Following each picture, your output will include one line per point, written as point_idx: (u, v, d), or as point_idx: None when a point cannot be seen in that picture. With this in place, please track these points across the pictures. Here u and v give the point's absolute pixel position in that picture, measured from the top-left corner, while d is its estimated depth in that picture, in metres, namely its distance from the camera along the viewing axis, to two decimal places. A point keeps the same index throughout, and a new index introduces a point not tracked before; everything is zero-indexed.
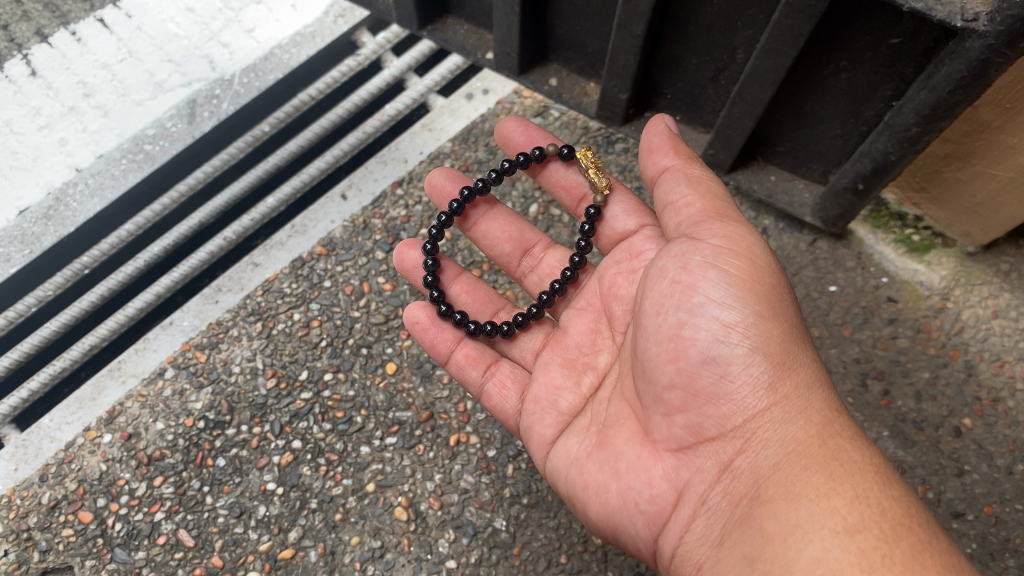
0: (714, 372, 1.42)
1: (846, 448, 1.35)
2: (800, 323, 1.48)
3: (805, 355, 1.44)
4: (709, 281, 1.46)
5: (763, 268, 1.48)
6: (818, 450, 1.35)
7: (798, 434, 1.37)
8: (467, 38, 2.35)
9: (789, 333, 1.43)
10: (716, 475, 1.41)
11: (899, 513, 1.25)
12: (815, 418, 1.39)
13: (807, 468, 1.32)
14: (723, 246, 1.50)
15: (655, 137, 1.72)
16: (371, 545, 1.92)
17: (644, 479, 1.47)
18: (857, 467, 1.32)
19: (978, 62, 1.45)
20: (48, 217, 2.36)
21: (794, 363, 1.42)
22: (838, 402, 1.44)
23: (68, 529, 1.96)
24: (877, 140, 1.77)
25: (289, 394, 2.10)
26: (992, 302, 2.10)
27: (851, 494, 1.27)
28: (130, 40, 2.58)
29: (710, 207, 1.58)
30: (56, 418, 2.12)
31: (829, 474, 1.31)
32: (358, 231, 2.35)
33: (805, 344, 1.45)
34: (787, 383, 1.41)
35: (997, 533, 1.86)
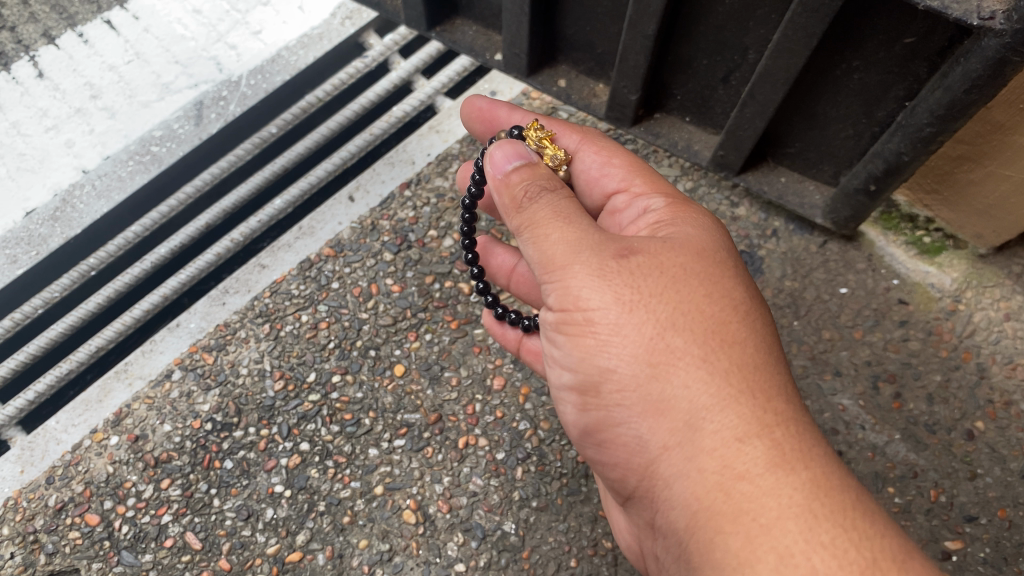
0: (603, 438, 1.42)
1: (755, 495, 1.19)
2: (673, 343, 1.32)
3: (673, 391, 1.30)
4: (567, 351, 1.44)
5: (607, 307, 1.35)
6: (721, 506, 1.21)
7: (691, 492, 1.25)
8: (475, 39, 2.35)
9: (665, 368, 1.32)
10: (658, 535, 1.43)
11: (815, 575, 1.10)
12: (706, 466, 1.25)
13: (720, 530, 1.19)
14: (576, 296, 1.38)
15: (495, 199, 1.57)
16: (379, 548, 1.91)
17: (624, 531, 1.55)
18: (775, 517, 1.16)
19: (994, 61, 1.44)
20: (55, 218, 2.36)
21: (667, 409, 1.31)
22: (747, 415, 1.27)
23: (74, 532, 1.95)
24: (890, 140, 1.76)
25: (297, 396, 2.09)
26: (1005, 304, 2.08)
27: (772, 557, 1.13)
28: (137, 42, 2.58)
29: (541, 258, 1.45)
30: (62, 420, 2.11)
31: (742, 539, 1.16)
32: (366, 233, 2.34)
33: (675, 373, 1.31)
34: (664, 434, 1.31)
35: (1011, 537, 1.84)
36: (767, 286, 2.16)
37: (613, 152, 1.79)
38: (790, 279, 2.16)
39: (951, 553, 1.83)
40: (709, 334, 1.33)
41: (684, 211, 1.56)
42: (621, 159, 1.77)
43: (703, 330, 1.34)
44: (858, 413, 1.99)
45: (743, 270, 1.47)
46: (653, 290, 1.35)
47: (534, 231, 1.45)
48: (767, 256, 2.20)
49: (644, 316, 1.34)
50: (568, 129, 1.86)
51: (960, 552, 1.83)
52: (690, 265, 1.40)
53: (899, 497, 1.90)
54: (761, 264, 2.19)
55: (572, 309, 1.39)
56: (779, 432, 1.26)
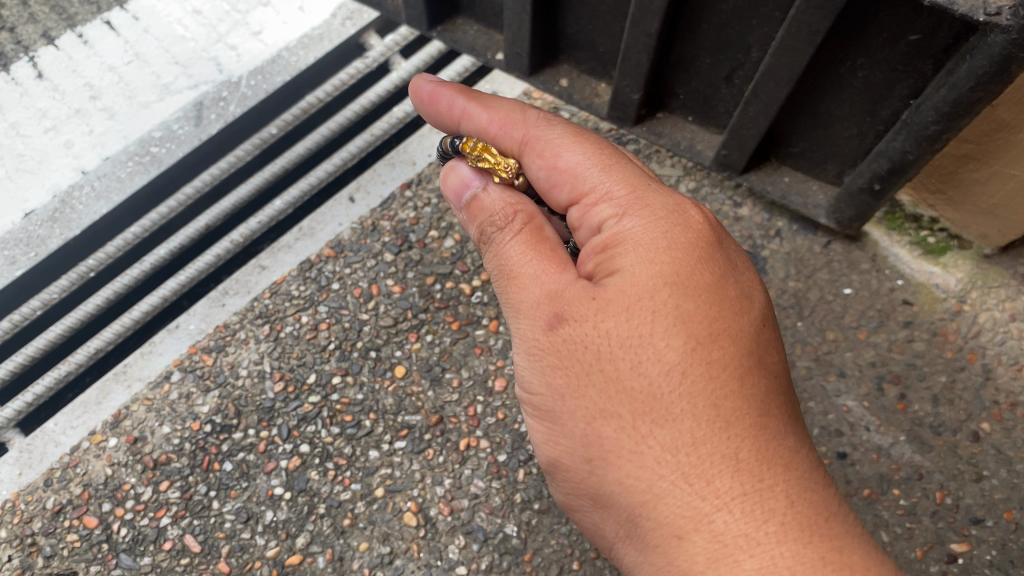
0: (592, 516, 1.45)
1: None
2: (605, 432, 1.28)
3: (609, 484, 1.29)
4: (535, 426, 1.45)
5: (545, 395, 1.37)
6: None
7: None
8: (476, 39, 2.33)
9: (600, 461, 1.29)
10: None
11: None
12: (656, 558, 1.25)
13: None
14: (531, 385, 1.39)
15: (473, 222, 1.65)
16: (380, 551, 1.90)
17: None
18: None
19: (1001, 58, 1.42)
20: (53, 220, 2.34)
21: (614, 502, 1.29)
22: (684, 505, 1.21)
23: (73, 534, 1.93)
24: (894, 139, 1.75)
25: (297, 397, 2.07)
26: (1010, 304, 2.06)
27: None
28: (136, 42, 2.57)
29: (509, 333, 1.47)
30: (60, 422, 2.10)
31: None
32: (366, 233, 2.33)
33: (611, 466, 1.27)
34: (623, 522, 1.31)
35: (1017, 539, 1.82)
36: (770, 287, 2.15)
37: (560, 150, 1.51)
38: (794, 280, 2.15)
39: (957, 556, 1.82)
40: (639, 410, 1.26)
41: (631, 218, 1.37)
42: (570, 159, 1.48)
43: (632, 410, 1.26)
44: (863, 415, 1.98)
45: (700, 293, 1.30)
46: (581, 375, 1.31)
47: (504, 289, 1.46)
48: (770, 256, 2.18)
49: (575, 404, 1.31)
50: (512, 124, 1.59)
51: (965, 556, 1.82)
52: (621, 325, 1.29)
53: (904, 500, 1.88)
54: (764, 265, 2.18)
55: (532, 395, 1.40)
56: (720, 518, 1.19)
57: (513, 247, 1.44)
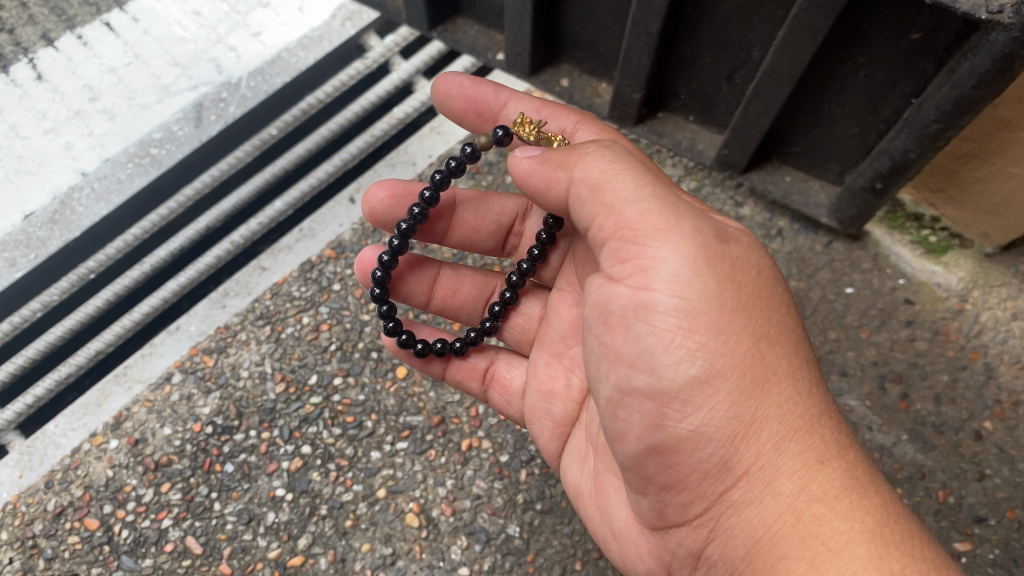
0: (661, 460, 1.29)
1: (828, 517, 1.22)
2: (766, 353, 1.25)
3: (765, 409, 1.24)
4: (636, 342, 1.25)
5: (699, 306, 1.22)
6: (791, 530, 1.23)
7: (766, 517, 1.25)
8: (477, 38, 2.33)
9: (750, 381, 1.24)
10: (695, 559, 1.36)
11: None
12: (781, 487, 1.24)
13: (785, 557, 1.22)
14: (657, 293, 1.23)
15: (534, 175, 1.40)
16: (382, 552, 1.89)
17: (636, 551, 1.49)
18: (844, 542, 1.19)
19: (1002, 55, 1.42)
20: (54, 221, 2.34)
21: (755, 429, 1.24)
22: (819, 435, 1.28)
23: (73, 536, 1.92)
24: (896, 138, 1.75)
25: (298, 398, 2.07)
26: (1011, 303, 2.06)
27: None
28: (136, 44, 2.56)
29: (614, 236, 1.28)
30: (61, 424, 2.09)
31: (809, 562, 1.19)
32: (367, 234, 2.33)
33: (765, 389, 1.25)
34: (750, 453, 1.25)
35: (1020, 538, 1.82)
36: None
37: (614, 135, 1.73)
38: (795, 279, 2.15)
39: (960, 555, 1.81)
40: (794, 342, 1.30)
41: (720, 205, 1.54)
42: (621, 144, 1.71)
43: (790, 342, 1.29)
44: (865, 414, 1.97)
45: None
46: (752, 294, 1.26)
47: (608, 194, 1.28)
48: (771, 255, 2.18)
49: (743, 321, 1.24)
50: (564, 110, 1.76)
51: (968, 554, 1.81)
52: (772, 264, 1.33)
53: (907, 499, 1.88)
54: None
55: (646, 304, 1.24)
56: (851, 454, 1.29)
57: (638, 163, 1.32)
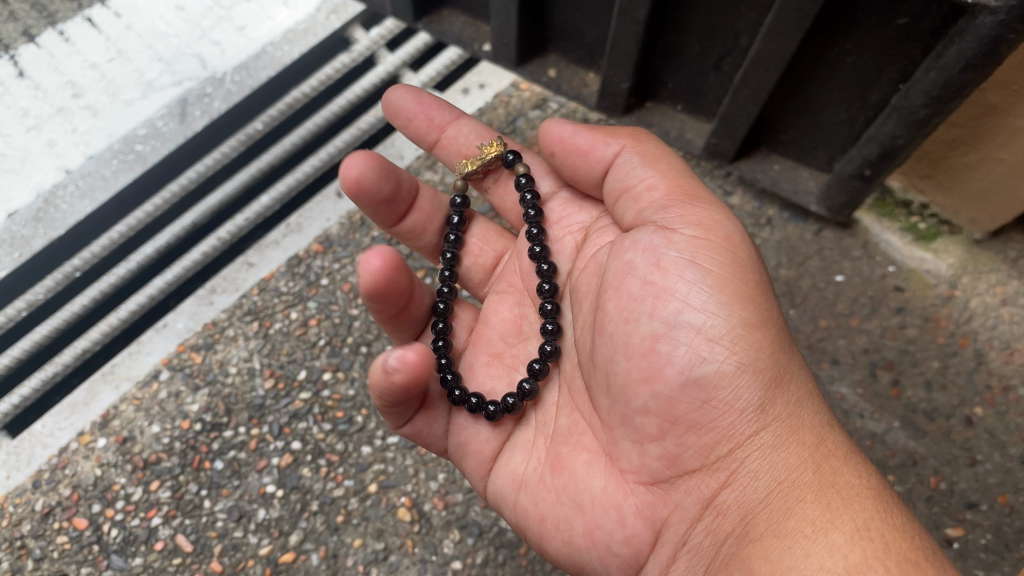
0: (699, 395, 1.27)
1: (842, 471, 1.27)
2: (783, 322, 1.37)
3: (792, 363, 1.32)
4: (687, 282, 1.31)
5: (744, 257, 1.34)
6: (812, 477, 1.25)
7: (790, 460, 1.26)
8: (463, 30, 2.31)
9: (780, 333, 1.31)
10: (698, 513, 1.29)
11: (907, 545, 1.16)
12: (807, 438, 1.29)
13: (801, 500, 1.22)
14: (697, 236, 1.35)
15: (577, 137, 1.58)
16: (374, 547, 1.88)
17: (614, 518, 1.36)
18: (855, 493, 1.23)
19: (989, 39, 1.43)
20: (37, 219, 2.31)
21: (787, 380, 1.30)
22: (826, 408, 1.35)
23: (63, 536, 1.90)
24: (884, 124, 1.74)
25: (287, 394, 2.06)
26: (1001, 289, 2.06)
27: (851, 527, 1.18)
28: (119, 39, 2.54)
29: (676, 186, 1.44)
30: (48, 424, 2.07)
31: (825, 505, 1.21)
32: (355, 228, 2.32)
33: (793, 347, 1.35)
34: (783, 398, 1.29)
35: (1011, 523, 1.83)
36: None
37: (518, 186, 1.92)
38: (786, 268, 2.14)
39: (953, 541, 1.81)
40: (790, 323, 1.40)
41: None
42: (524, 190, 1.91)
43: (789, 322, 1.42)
44: (857, 402, 1.97)
45: None
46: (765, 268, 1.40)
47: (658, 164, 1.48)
48: (762, 244, 2.18)
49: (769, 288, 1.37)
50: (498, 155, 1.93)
51: (961, 540, 1.81)
52: None
53: (899, 485, 1.87)
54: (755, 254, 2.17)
55: (696, 247, 1.33)
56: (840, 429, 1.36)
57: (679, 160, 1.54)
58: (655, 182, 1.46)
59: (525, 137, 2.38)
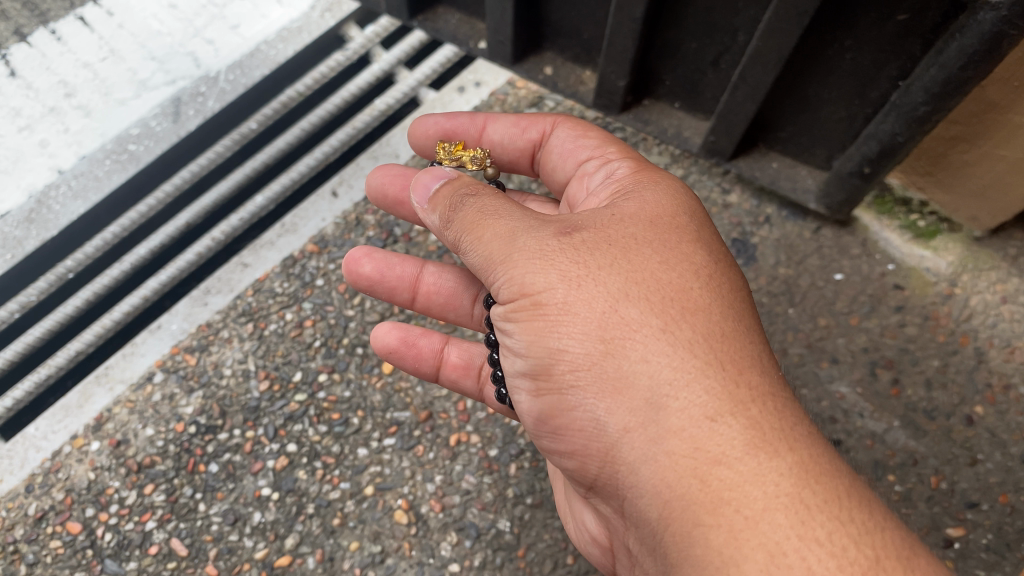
0: (563, 427, 1.34)
1: (735, 480, 1.11)
2: (630, 315, 1.26)
3: (643, 364, 1.23)
4: (518, 332, 1.38)
5: (552, 286, 1.30)
6: (698, 495, 1.13)
7: (667, 479, 1.16)
8: (459, 27, 2.29)
9: (609, 342, 1.26)
10: (628, 529, 1.33)
11: (824, 571, 1.02)
12: (674, 448, 1.17)
13: (698, 524, 1.11)
14: (519, 283, 1.33)
15: (426, 218, 1.53)
16: (370, 550, 1.86)
17: (589, 521, 1.53)
18: (758, 509, 1.08)
19: (991, 35, 1.41)
20: (30, 220, 2.28)
21: (627, 388, 1.23)
22: (705, 395, 1.19)
23: (56, 541, 1.89)
24: (883, 122, 1.73)
25: (283, 396, 2.04)
26: (1001, 287, 2.05)
27: (760, 556, 1.05)
28: (112, 38, 2.52)
29: (477, 252, 1.41)
30: (42, 426, 2.05)
31: (725, 530, 1.08)
32: (350, 228, 2.30)
33: (627, 345, 1.24)
34: (624, 414, 1.23)
35: (1013, 522, 1.81)
36: (761, 274, 2.13)
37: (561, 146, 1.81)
38: (784, 267, 2.13)
39: (954, 540, 1.80)
40: (663, 301, 1.28)
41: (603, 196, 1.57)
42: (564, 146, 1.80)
43: (665, 300, 1.28)
44: (856, 401, 1.96)
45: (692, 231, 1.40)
46: (601, 261, 1.31)
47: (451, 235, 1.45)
48: (760, 243, 2.16)
49: (594, 290, 1.29)
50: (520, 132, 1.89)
51: (962, 539, 1.80)
52: (640, 232, 1.36)
53: (899, 485, 1.86)
54: (754, 252, 2.16)
55: (514, 293, 1.35)
56: (755, 409, 1.19)
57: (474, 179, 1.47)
58: (481, 247, 1.38)
59: None
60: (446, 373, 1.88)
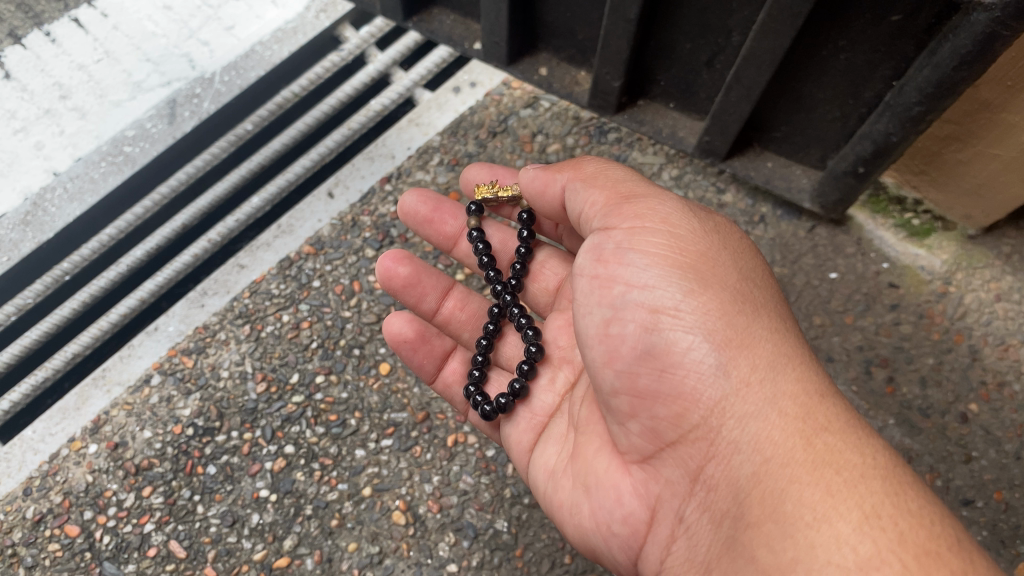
0: (654, 367, 1.35)
1: (839, 448, 1.23)
2: (753, 293, 1.38)
3: (768, 330, 1.34)
4: (632, 265, 1.39)
5: (687, 236, 1.40)
6: (803, 453, 1.23)
7: (774, 433, 1.26)
8: (453, 28, 2.30)
9: (734, 301, 1.35)
10: (688, 488, 1.33)
11: (924, 535, 1.12)
12: (789, 409, 1.27)
13: (796, 481, 1.20)
14: (654, 221, 1.42)
15: (536, 181, 1.70)
16: (369, 551, 1.87)
17: (613, 498, 1.43)
18: (858, 475, 1.20)
19: (984, 37, 1.42)
20: (26, 223, 2.29)
21: (749, 343, 1.32)
22: (812, 376, 1.32)
23: (54, 544, 1.89)
24: (878, 121, 1.74)
25: (280, 397, 2.04)
26: (995, 285, 2.06)
27: (857, 515, 1.14)
28: (106, 40, 2.52)
29: (615, 194, 1.51)
30: (39, 429, 2.06)
31: (824, 488, 1.18)
32: (346, 229, 2.29)
33: (759, 312, 1.36)
34: (743, 367, 1.30)
35: (1008, 519, 1.83)
36: None
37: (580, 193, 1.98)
38: (779, 266, 2.13)
39: None
40: (774, 295, 1.42)
41: None
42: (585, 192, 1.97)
43: (776, 295, 1.42)
44: (852, 399, 1.97)
45: None
46: (730, 243, 1.43)
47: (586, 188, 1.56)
48: (755, 242, 2.17)
49: (728, 259, 1.40)
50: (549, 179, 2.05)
51: None
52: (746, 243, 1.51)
53: None
54: None
55: (642, 233, 1.41)
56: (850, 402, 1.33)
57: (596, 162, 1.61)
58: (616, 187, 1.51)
59: (517, 136, 2.37)
60: (444, 377, 1.92)
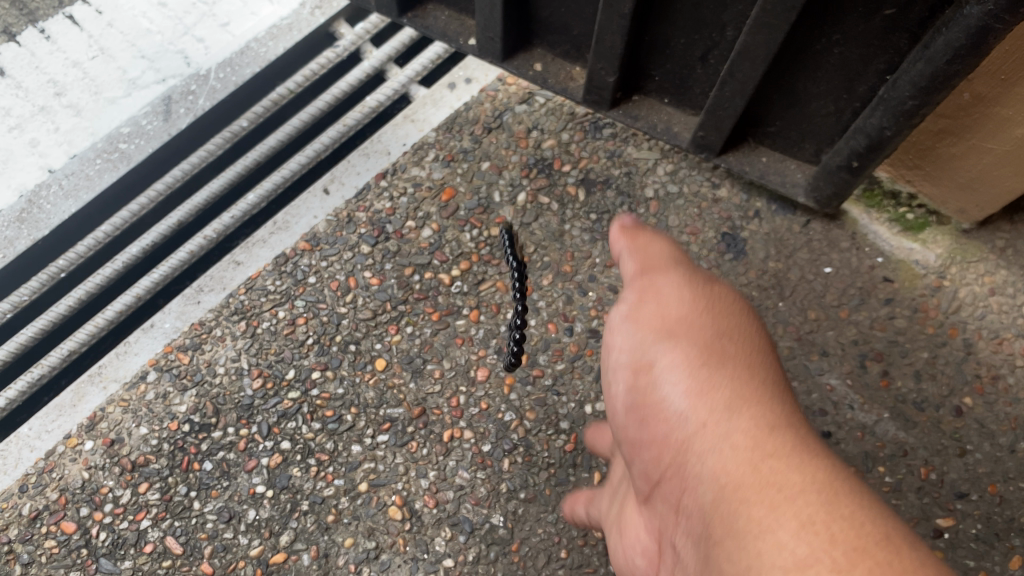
0: (637, 417, 1.25)
1: (783, 463, 0.98)
2: (727, 339, 1.20)
3: (740, 361, 1.15)
4: (625, 321, 1.34)
5: (675, 289, 1.30)
6: (748, 476, 0.99)
7: (723, 459, 1.03)
8: (448, 24, 2.29)
9: (709, 338, 1.19)
10: (676, 523, 1.13)
11: (850, 528, 0.88)
12: (751, 427, 1.04)
13: (743, 500, 0.96)
14: (657, 283, 1.32)
15: (622, 242, 1.46)
16: (365, 546, 1.88)
17: (638, 545, 1.36)
18: (796, 488, 0.94)
19: (977, 29, 1.42)
20: (21, 220, 2.30)
21: (717, 365, 1.14)
22: (774, 405, 1.08)
23: (50, 541, 1.92)
24: (872, 116, 1.74)
25: (276, 393, 2.05)
26: (989, 279, 2.07)
27: (794, 520, 0.89)
28: (101, 36, 2.52)
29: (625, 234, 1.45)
30: (35, 426, 2.07)
31: (768, 501, 0.94)
32: (342, 225, 2.28)
33: (732, 348, 1.18)
34: (703, 406, 1.10)
35: (1002, 512, 1.84)
36: (750, 268, 2.14)
37: None
38: (774, 261, 2.14)
39: (943, 531, 1.83)
40: (766, 338, 1.24)
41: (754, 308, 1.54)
42: None
43: (767, 341, 1.23)
44: (846, 393, 1.98)
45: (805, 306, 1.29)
46: (727, 296, 1.28)
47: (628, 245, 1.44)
48: (750, 237, 2.17)
49: (708, 304, 1.26)
50: None
51: (951, 530, 1.83)
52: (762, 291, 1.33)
53: (889, 476, 1.89)
54: (743, 246, 2.17)
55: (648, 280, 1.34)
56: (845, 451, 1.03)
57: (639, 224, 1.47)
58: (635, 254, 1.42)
59: (512, 132, 2.37)
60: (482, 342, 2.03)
